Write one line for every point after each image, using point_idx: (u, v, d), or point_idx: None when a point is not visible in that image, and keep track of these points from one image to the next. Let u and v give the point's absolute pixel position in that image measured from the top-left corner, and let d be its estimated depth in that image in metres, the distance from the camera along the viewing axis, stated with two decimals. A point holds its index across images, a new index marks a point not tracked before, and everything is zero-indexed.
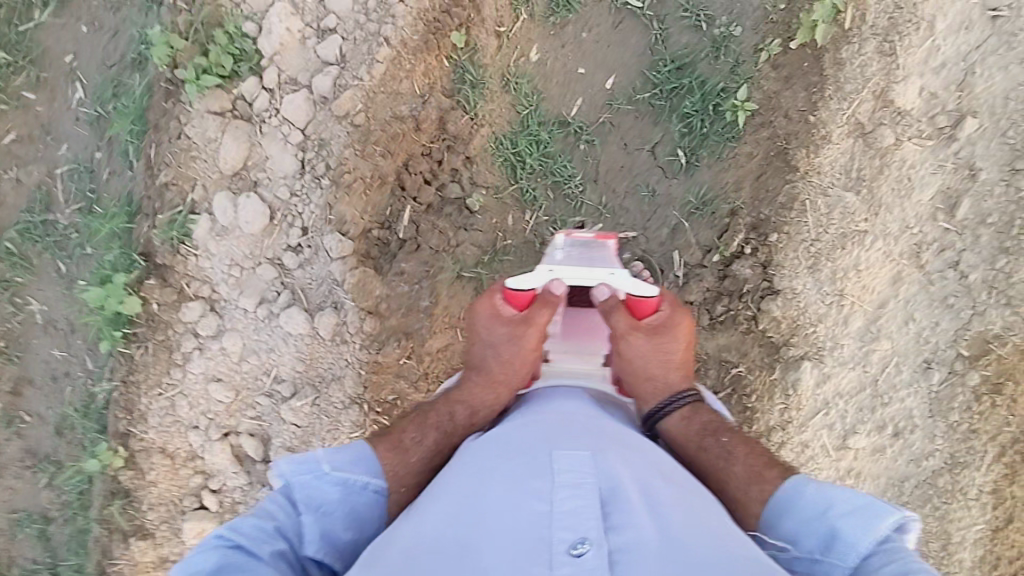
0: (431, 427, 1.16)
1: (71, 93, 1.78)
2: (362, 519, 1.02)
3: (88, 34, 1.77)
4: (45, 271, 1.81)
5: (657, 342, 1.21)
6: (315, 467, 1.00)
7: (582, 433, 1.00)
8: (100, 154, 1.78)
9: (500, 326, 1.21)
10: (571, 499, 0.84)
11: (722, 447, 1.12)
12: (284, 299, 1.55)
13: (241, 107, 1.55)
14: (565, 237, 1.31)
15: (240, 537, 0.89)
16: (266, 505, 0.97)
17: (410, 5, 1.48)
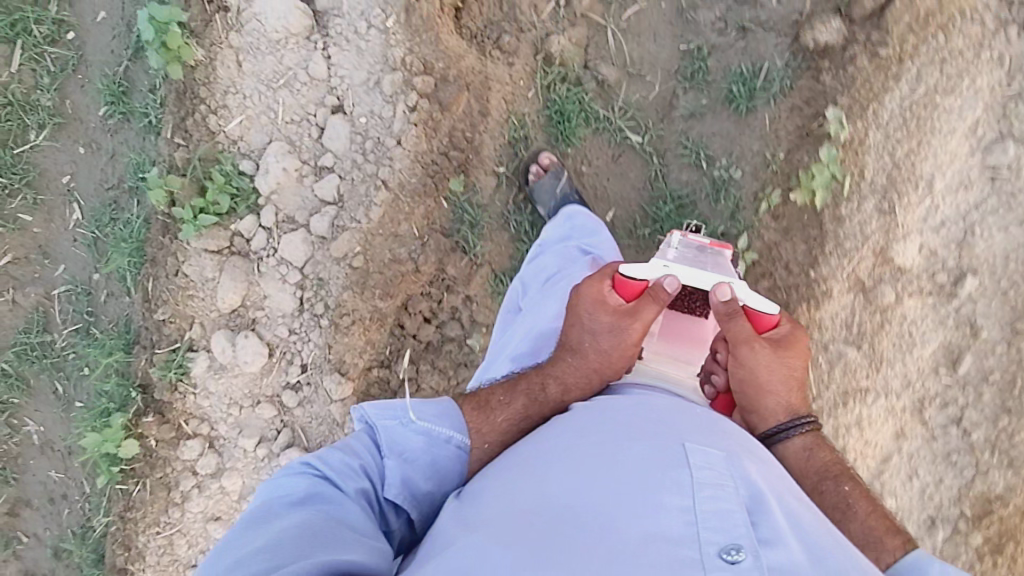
0: (521, 393, 1.12)
1: (68, 214, 1.77)
2: (441, 473, 1.04)
3: (85, 155, 1.76)
4: (42, 393, 1.79)
5: (782, 356, 1.08)
6: (401, 414, 1.05)
7: (706, 425, 0.96)
8: (98, 276, 1.76)
9: (604, 315, 1.10)
10: (713, 500, 0.80)
11: (843, 499, 1.03)
12: (284, 438, 1.55)
13: (239, 245, 1.54)
14: (680, 239, 1.21)
15: (326, 469, 0.98)
16: (357, 440, 1.05)
17: (408, 147, 1.47)
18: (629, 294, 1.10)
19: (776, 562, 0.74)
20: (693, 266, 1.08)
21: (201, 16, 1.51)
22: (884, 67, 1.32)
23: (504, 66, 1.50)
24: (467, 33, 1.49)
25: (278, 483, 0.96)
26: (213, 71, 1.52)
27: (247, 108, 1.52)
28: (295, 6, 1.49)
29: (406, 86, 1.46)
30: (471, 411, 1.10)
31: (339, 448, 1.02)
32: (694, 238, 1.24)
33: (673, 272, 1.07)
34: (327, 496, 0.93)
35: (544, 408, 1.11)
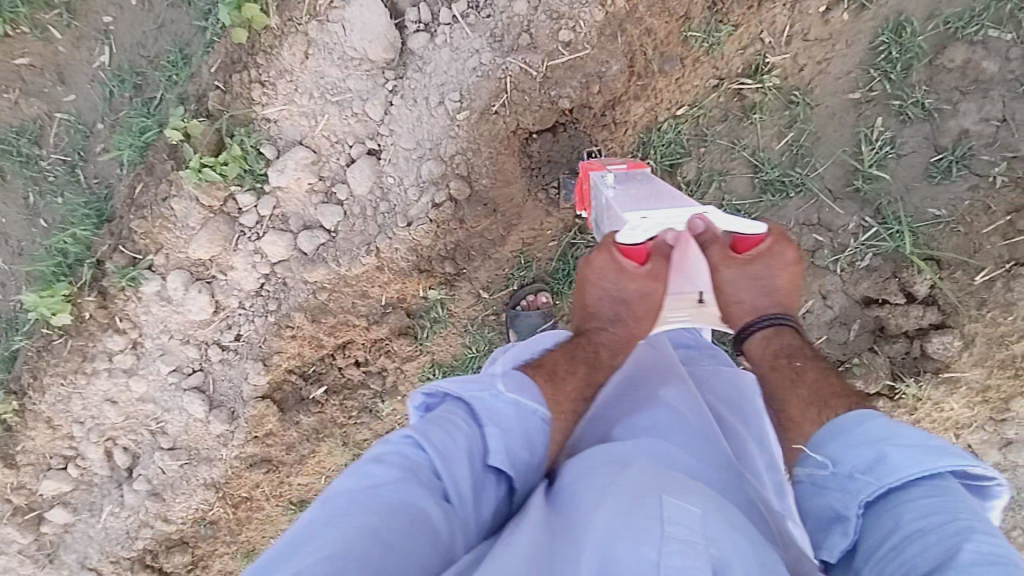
0: (580, 362, 1.07)
1: (95, 54, 1.68)
2: (532, 451, 0.90)
3: (133, 8, 1.65)
4: (11, 193, 1.75)
5: (755, 271, 1.13)
6: (490, 386, 0.91)
7: (706, 476, 0.85)
8: (101, 127, 1.72)
9: (632, 281, 1.10)
10: (681, 558, 0.67)
11: (794, 370, 1.06)
12: (194, 379, 1.68)
13: (229, 208, 1.55)
14: (602, 172, 1.25)
15: (424, 435, 0.81)
16: (440, 410, 0.87)
17: (413, 232, 1.48)
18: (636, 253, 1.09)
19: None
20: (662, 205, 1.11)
21: None
22: None
23: (534, 212, 1.48)
24: (524, 162, 1.44)
25: (366, 467, 0.77)
26: (278, 44, 1.42)
27: (292, 102, 1.46)
28: (386, 33, 1.39)
29: (441, 181, 1.44)
30: (543, 379, 0.99)
31: (429, 417, 0.86)
32: (610, 166, 1.30)
33: (655, 220, 1.08)
34: (415, 479, 0.76)
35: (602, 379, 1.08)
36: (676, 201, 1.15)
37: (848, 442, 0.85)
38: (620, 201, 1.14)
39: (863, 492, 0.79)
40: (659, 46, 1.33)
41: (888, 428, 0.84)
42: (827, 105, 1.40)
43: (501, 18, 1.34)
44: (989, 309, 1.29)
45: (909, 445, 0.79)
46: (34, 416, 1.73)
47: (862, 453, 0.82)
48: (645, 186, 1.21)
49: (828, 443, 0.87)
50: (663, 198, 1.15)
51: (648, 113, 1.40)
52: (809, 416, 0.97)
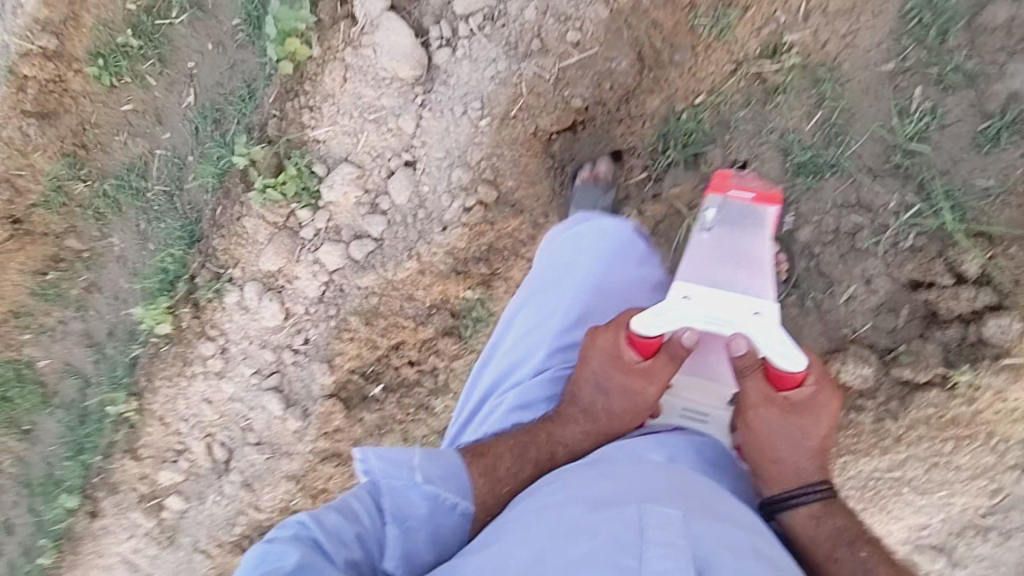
0: (531, 462, 1.01)
1: (184, 96, 1.91)
2: (443, 542, 0.94)
3: (211, 52, 1.87)
4: (125, 221, 1.97)
5: (798, 417, 1.00)
6: (407, 475, 0.94)
7: (685, 486, 0.87)
8: (192, 158, 1.92)
9: (620, 372, 1.03)
10: (662, 558, 0.71)
11: (860, 566, 0.94)
12: (273, 380, 1.85)
13: (292, 223, 1.70)
14: (722, 198, 1.20)
15: (319, 529, 0.86)
16: (352, 499, 0.93)
17: (449, 237, 1.56)
18: (644, 348, 1.02)
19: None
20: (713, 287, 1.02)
21: (331, 14, 1.57)
22: (880, 435, 1.32)
23: (556, 213, 1.57)
24: (549, 160, 1.55)
25: (264, 553, 0.82)
26: (321, 72, 1.60)
27: (336, 123, 1.61)
28: (410, 52, 1.49)
29: (470, 186, 1.52)
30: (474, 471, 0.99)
31: (329, 506, 0.91)
32: (737, 191, 1.21)
33: (685, 319, 1.00)
34: (317, 562, 0.81)
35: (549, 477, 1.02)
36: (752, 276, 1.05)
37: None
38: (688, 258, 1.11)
39: None
40: (666, 36, 1.41)
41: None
42: (860, 80, 1.33)
43: (516, 26, 1.43)
44: None
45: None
46: (151, 414, 1.98)
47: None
48: (739, 238, 1.15)
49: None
50: (731, 269, 1.08)
51: (664, 104, 1.45)
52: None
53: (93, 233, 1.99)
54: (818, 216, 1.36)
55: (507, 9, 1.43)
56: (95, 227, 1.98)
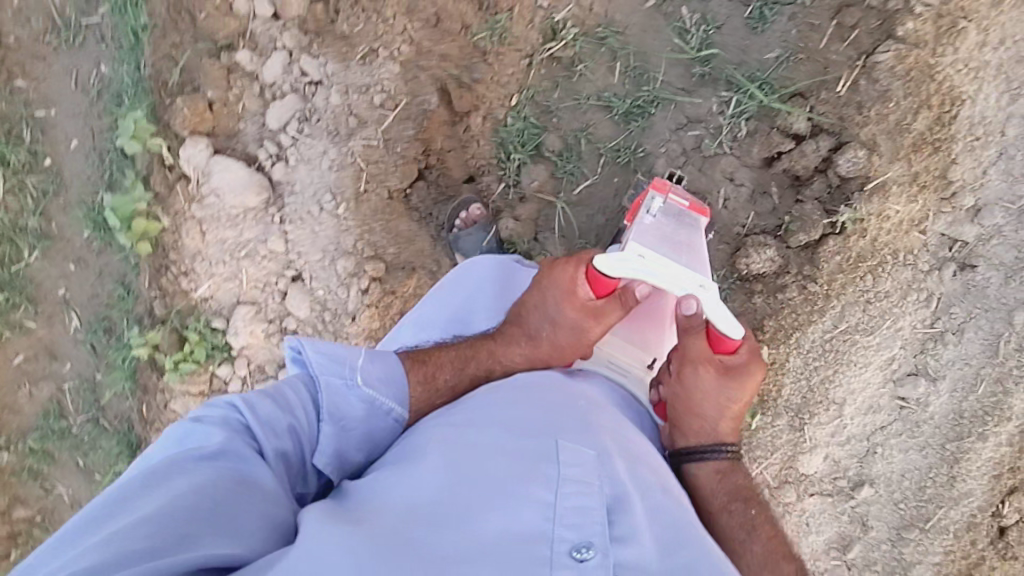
0: (468, 378, 1.14)
1: (68, 322, 1.89)
2: (373, 444, 1.03)
3: (76, 271, 1.88)
4: (62, 465, 1.90)
5: (722, 384, 1.12)
6: (349, 376, 1.02)
7: (595, 419, 1.00)
8: (101, 375, 1.90)
9: (572, 310, 1.14)
10: (576, 496, 0.84)
11: (749, 525, 1.06)
12: None
13: (217, 383, 1.68)
14: (663, 197, 1.23)
15: (253, 419, 0.91)
16: (288, 388, 0.99)
17: (361, 322, 1.55)
18: (602, 289, 1.13)
19: (617, 561, 0.81)
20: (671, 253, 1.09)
21: (165, 183, 1.61)
22: (811, 300, 1.37)
23: (447, 256, 1.60)
24: (415, 215, 1.56)
25: (193, 429, 0.87)
26: (179, 237, 1.63)
27: (214, 274, 1.63)
28: (251, 181, 1.55)
29: (359, 269, 1.54)
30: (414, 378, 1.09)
31: (261, 392, 0.97)
32: (675, 197, 1.26)
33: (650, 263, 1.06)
34: (244, 447, 0.87)
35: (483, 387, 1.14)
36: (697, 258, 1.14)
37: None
38: (644, 232, 1.16)
39: None
40: (460, 61, 1.43)
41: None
42: (634, 24, 1.45)
43: (327, 114, 1.49)
44: (870, 107, 1.26)
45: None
46: None
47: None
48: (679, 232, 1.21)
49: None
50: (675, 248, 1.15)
51: (487, 118, 1.50)
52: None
53: (33, 493, 1.91)
54: (663, 147, 1.47)
55: (316, 106, 1.50)
56: (35, 484, 1.91)
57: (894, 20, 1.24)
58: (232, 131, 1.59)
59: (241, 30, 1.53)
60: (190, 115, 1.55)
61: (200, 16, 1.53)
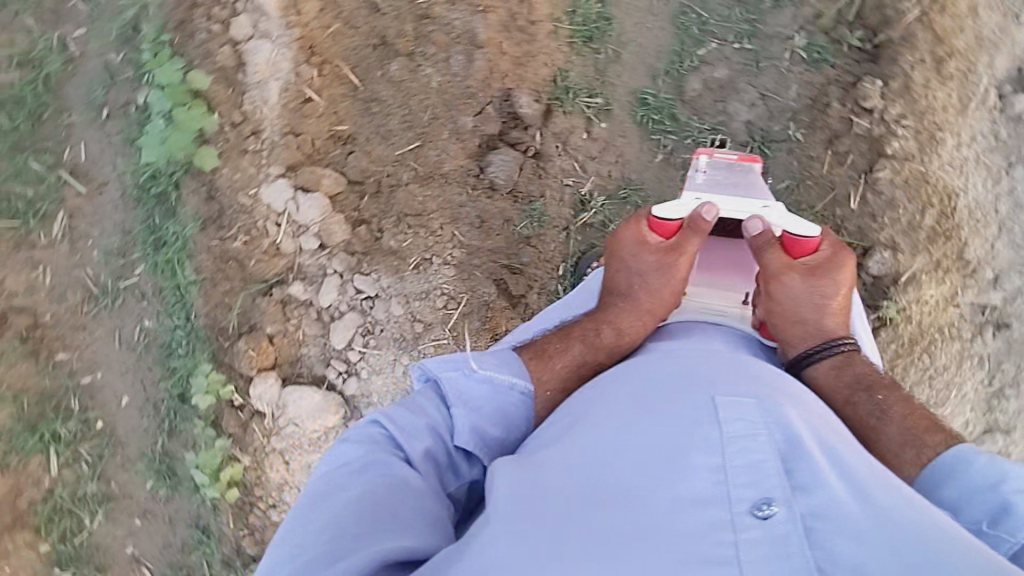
0: (575, 340, 1.18)
1: None
2: (504, 419, 1.08)
3: (142, 526, 1.74)
4: None
5: (816, 283, 1.18)
6: (461, 365, 1.08)
7: (729, 370, 0.97)
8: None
9: (649, 254, 1.22)
10: (746, 455, 0.79)
11: (875, 406, 1.08)
12: None
13: None
14: (710, 156, 1.32)
15: (391, 426, 1.00)
16: (422, 394, 1.08)
17: None
18: (667, 231, 1.23)
19: (810, 509, 0.74)
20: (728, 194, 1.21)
21: (236, 422, 1.59)
22: None
23: None
24: None
25: (343, 450, 0.98)
26: (263, 473, 1.60)
27: None
28: (327, 403, 1.57)
29: None
30: (529, 360, 1.14)
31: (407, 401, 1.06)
32: (722, 155, 1.34)
33: (700, 201, 1.20)
34: (385, 456, 0.95)
35: (599, 355, 1.16)
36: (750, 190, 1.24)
37: (968, 486, 0.93)
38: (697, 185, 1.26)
39: (1000, 544, 0.87)
40: (507, 250, 1.54)
41: (991, 468, 0.93)
42: (650, 178, 1.56)
43: (391, 325, 1.55)
44: (883, 215, 1.43)
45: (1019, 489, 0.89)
46: None
47: (985, 501, 0.91)
48: (730, 176, 1.29)
49: (950, 484, 0.95)
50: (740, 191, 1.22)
51: (543, 294, 1.55)
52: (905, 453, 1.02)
53: None
54: None
55: (377, 319, 1.55)
56: None
57: (882, 143, 1.42)
58: (294, 357, 1.59)
59: (289, 265, 1.56)
60: (254, 356, 1.57)
61: (249, 262, 1.55)
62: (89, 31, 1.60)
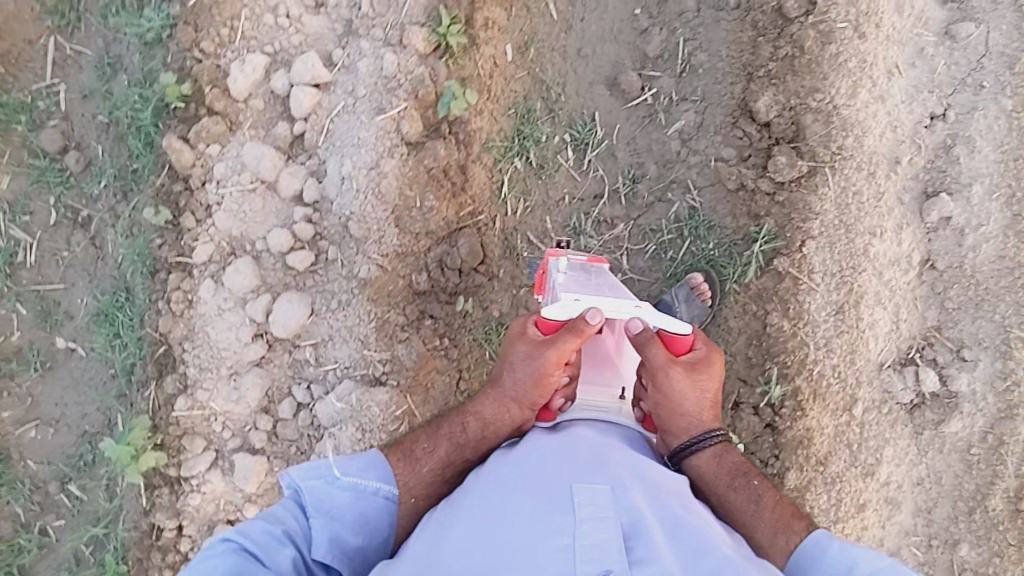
0: (443, 437, 1.32)
1: None
2: (367, 523, 1.20)
3: None
4: None
5: (692, 375, 1.29)
6: (328, 474, 1.22)
7: (580, 449, 1.17)
8: None
9: (523, 344, 1.28)
10: (592, 534, 0.99)
11: (752, 493, 1.26)
12: None
13: None
14: (564, 257, 1.41)
15: (245, 539, 1.08)
16: (273, 510, 1.17)
17: None
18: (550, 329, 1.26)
19: None
20: (599, 295, 1.23)
21: None
22: None
23: None
24: None
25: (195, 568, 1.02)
26: None
27: None
28: None
29: None
30: (399, 466, 1.28)
31: (263, 515, 1.16)
32: (572, 256, 1.45)
33: (587, 304, 1.19)
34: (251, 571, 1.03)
35: (466, 450, 1.31)
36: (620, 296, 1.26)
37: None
38: (565, 283, 1.31)
39: None
40: None
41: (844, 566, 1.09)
42: None
43: None
44: None
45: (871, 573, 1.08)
46: None
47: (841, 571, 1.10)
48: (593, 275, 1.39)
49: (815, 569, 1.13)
50: (600, 292, 1.27)
51: None
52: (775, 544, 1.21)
53: None
54: None
55: None
56: None
57: None
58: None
59: None
60: None
61: None
62: (69, 523, 1.82)
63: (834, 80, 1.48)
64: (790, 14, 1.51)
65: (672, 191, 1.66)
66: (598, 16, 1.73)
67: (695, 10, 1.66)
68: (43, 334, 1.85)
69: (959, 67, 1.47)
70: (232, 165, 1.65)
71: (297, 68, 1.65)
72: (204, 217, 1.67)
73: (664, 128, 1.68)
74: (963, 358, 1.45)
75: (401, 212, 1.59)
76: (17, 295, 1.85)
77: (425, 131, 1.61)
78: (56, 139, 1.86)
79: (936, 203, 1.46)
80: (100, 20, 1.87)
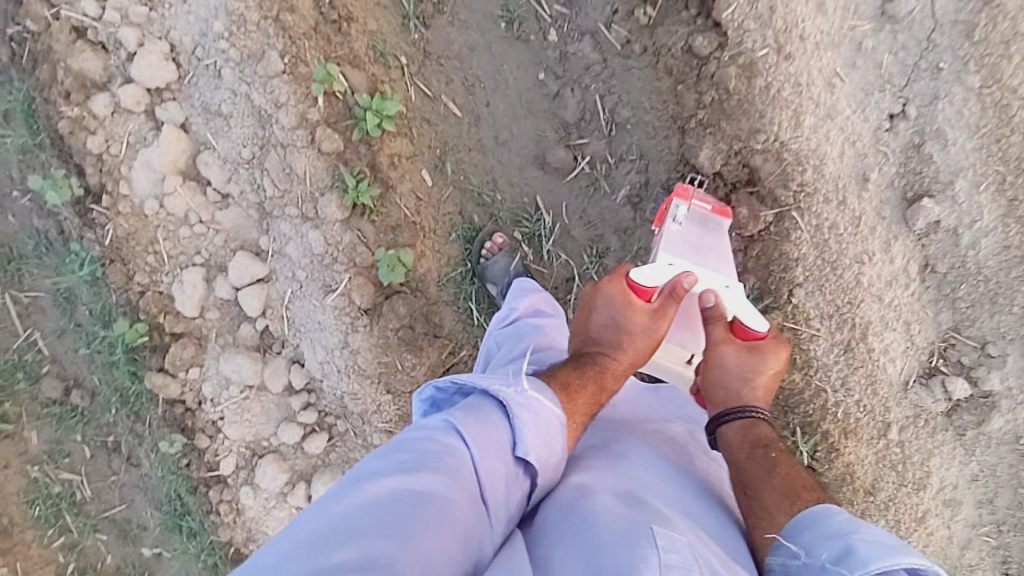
0: (591, 376, 1.14)
1: None
2: (548, 459, 0.95)
3: None
4: None
5: (747, 358, 1.21)
6: (516, 385, 0.98)
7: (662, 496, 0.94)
8: None
9: (638, 314, 1.22)
10: None
11: (769, 460, 1.08)
12: None
13: None
14: (688, 202, 1.33)
15: (468, 436, 0.87)
16: (466, 403, 0.93)
17: None
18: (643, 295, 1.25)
19: None
20: (697, 265, 1.30)
21: None
22: None
23: None
24: None
25: (407, 438, 0.86)
26: None
27: None
28: None
29: None
30: (559, 393, 1.06)
31: (469, 409, 0.92)
32: (698, 200, 1.36)
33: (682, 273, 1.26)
34: (439, 474, 0.81)
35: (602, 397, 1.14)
36: (718, 262, 1.31)
37: (818, 536, 0.88)
38: (672, 243, 1.32)
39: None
40: None
41: (852, 521, 0.88)
42: None
43: None
44: None
45: (867, 541, 0.83)
46: None
47: (831, 547, 0.85)
48: (701, 234, 1.35)
49: (800, 538, 0.90)
50: (703, 258, 1.32)
51: None
52: (780, 505, 1.00)
53: None
54: None
55: None
56: None
57: None
58: None
59: None
60: None
61: None
62: None
63: (772, 116, 1.32)
64: (702, 52, 1.35)
65: (641, 259, 1.54)
66: (503, 94, 1.56)
67: (602, 61, 1.47)
68: (131, 548, 2.03)
69: (908, 51, 1.28)
70: (217, 382, 1.69)
71: (234, 273, 1.63)
72: (213, 432, 1.74)
73: (610, 196, 1.55)
74: (990, 355, 1.36)
75: (389, 378, 1.60)
76: (95, 526, 2.01)
77: (379, 293, 1.58)
78: (56, 385, 1.93)
79: (921, 209, 1.31)
80: (40, 262, 1.85)
